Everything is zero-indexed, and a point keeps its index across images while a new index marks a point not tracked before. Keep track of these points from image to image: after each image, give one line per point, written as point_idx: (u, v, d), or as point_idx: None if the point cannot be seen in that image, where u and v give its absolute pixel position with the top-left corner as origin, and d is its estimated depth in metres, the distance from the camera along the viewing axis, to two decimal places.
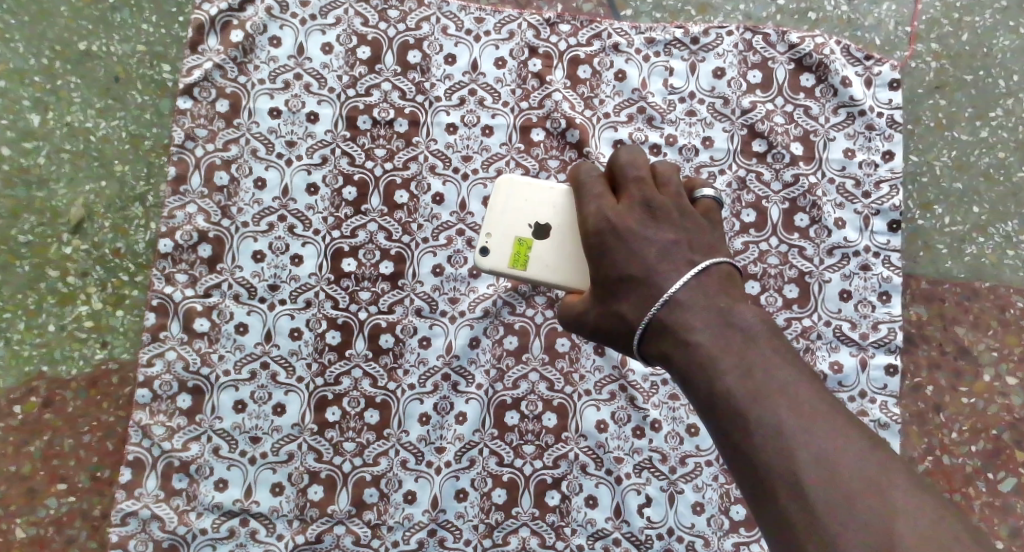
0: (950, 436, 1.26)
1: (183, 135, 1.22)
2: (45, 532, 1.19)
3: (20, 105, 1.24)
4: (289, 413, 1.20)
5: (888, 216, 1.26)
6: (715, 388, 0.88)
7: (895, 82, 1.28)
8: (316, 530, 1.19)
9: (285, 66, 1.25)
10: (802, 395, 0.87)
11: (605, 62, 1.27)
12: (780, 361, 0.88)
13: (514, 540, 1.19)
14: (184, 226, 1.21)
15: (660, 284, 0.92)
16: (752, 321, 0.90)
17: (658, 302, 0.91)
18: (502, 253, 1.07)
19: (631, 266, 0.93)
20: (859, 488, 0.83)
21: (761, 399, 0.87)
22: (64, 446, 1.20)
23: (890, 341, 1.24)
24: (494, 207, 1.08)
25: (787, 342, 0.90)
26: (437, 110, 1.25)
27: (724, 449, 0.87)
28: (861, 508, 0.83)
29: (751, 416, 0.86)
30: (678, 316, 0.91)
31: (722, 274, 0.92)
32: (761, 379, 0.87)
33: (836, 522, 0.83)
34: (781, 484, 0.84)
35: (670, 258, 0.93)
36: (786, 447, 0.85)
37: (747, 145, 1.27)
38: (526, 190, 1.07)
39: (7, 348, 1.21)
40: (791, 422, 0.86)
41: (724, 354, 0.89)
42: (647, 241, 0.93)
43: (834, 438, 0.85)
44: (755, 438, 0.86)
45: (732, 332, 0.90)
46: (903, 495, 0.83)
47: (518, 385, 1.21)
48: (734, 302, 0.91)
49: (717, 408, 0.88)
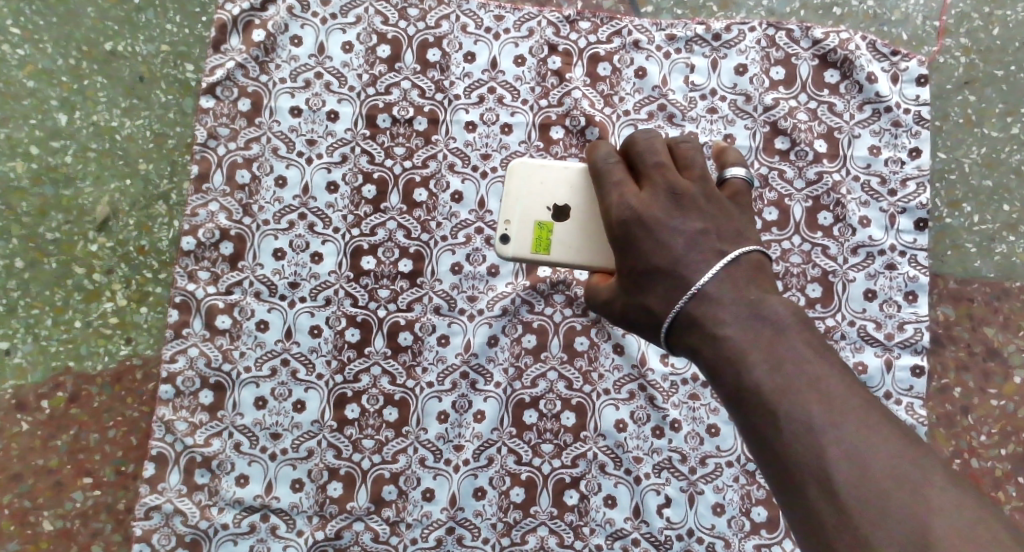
0: (978, 439, 1.24)
1: (205, 134, 1.24)
2: (71, 525, 1.21)
3: (48, 105, 1.26)
4: (309, 410, 1.21)
5: (915, 214, 1.24)
6: (743, 382, 0.87)
7: (922, 78, 1.26)
8: (336, 527, 1.19)
9: (306, 65, 1.25)
10: (833, 389, 0.85)
11: (625, 59, 1.27)
12: (811, 354, 0.87)
13: (533, 539, 1.19)
14: (206, 224, 1.22)
15: (687, 276, 0.91)
16: (782, 312, 0.89)
17: (685, 294, 0.91)
18: (524, 239, 1.07)
19: (657, 257, 0.92)
20: (891, 486, 0.82)
21: (790, 393, 0.86)
22: (90, 440, 1.22)
23: (916, 342, 1.22)
24: (510, 193, 1.08)
25: (818, 334, 0.89)
26: (456, 109, 1.25)
27: (754, 444, 0.87)
28: (895, 506, 0.81)
29: (780, 411, 0.85)
30: (705, 308, 0.90)
31: (751, 264, 0.91)
32: (791, 372, 0.86)
33: (868, 520, 0.81)
34: (811, 481, 0.83)
35: (697, 248, 0.92)
36: (816, 443, 0.84)
37: (770, 143, 1.25)
38: (540, 174, 1.07)
39: (35, 344, 1.23)
40: (822, 417, 0.84)
41: (753, 347, 0.88)
42: (673, 231, 0.92)
43: (867, 434, 0.84)
44: (784, 434, 0.85)
45: (761, 325, 0.89)
46: (939, 493, 0.82)
47: (537, 384, 1.21)
48: (764, 294, 0.90)
49: (745, 402, 0.87)
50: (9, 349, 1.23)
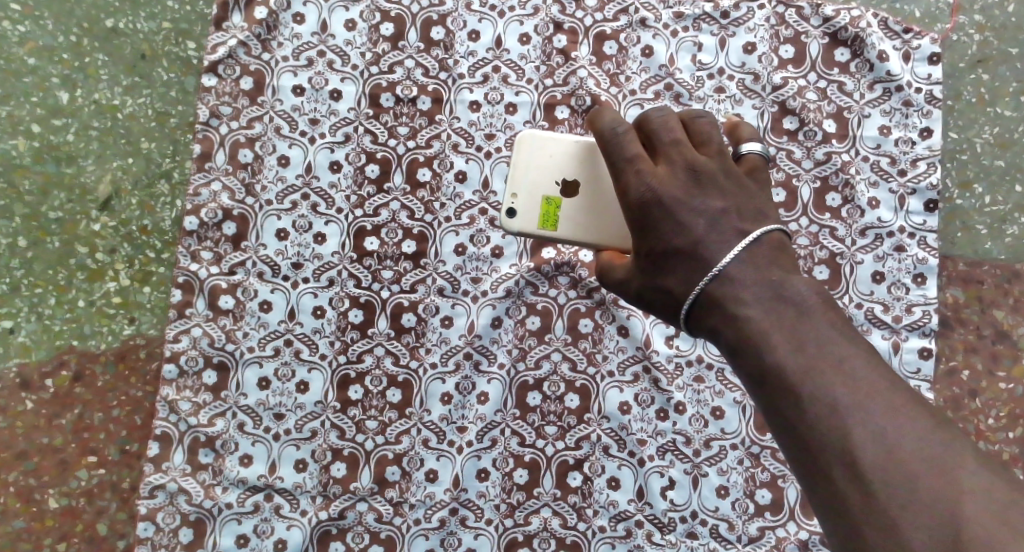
0: (986, 422, 1.23)
1: (207, 113, 1.23)
2: (76, 503, 1.21)
3: (50, 83, 1.25)
4: (312, 390, 1.21)
5: (925, 195, 1.22)
6: (766, 364, 0.86)
7: (935, 56, 1.24)
8: (339, 507, 1.19)
9: (309, 43, 1.24)
10: (858, 370, 0.84)
11: (631, 37, 1.25)
12: (835, 335, 0.86)
13: (536, 520, 1.19)
14: (208, 204, 1.22)
15: (709, 257, 0.90)
16: (805, 292, 0.88)
17: (706, 275, 0.89)
18: (530, 214, 1.06)
19: (678, 239, 0.91)
20: (919, 468, 0.81)
21: (814, 374, 0.84)
22: (94, 419, 1.22)
23: (925, 325, 1.21)
24: (517, 166, 1.08)
25: (842, 315, 0.88)
26: (460, 88, 1.24)
27: (777, 426, 0.85)
28: (924, 490, 0.80)
29: (805, 392, 0.84)
30: (727, 289, 0.89)
31: (773, 244, 0.90)
32: (815, 354, 0.85)
33: (896, 504, 0.80)
34: (835, 463, 0.82)
35: (719, 228, 0.90)
36: (842, 425, 0.82)
37: (778, 123, 1.24)
38: (548, 147, 1.07)
39: (39, 322, 1.23)
40: (847, 399, 0.83)
41: (775, 329, 0.87)
42: (695, 212, 0.91)
43: (893, 415, 0.82)
44: (808, 416, 0.83)
45: (784, 305, 0.88)
46: (969, 476, 0.80)
47: (540, 366, 1.21)
48: (786, 275, 0.89)
49: (768, 385, 0.86)
50: (13, 328, 1.23)
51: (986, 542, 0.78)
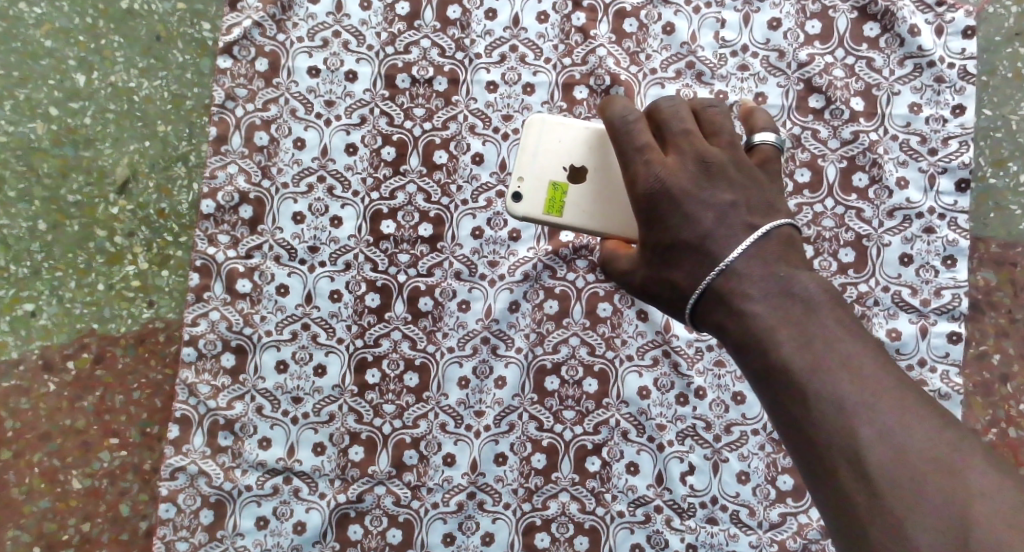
0: (1017, 408, 1.19)
1: (223, 95, 1.22)
2: (99, 484, 1.22)
3: (66, 65, 1.25)
4: (329, 374, 1.20)
5: (956, 175, 1.19)
6: (772, 361, 0.84)
7: (969, 30, 1.19)
8: (357, 490, 1.19)
9: (324, 24, 1.23)
10: (866, 367, 0.82)
11: (652, 14, 1.22)
12: (843, 332, 0.84)
13: (554, 505, 1.18)
14: (225, 187, 1.21)
15: (716, 252, 0.87)
16: (814, 288, 0.85)
17: (713, 270, 0.87)
18: (536, 198, 1.04)
19: (686, 233, 0.88)
20: (927, 468, 0.78)
21: (821, 370, 0.82)
22: (115, 401, 1.23)
23: (954, 308, 1.18)
24: (525, 148, 1.05)
25: (852, 312, 0.85)
26: (477, 68, 1.22)
27: (783, 424, 0.83)
28: (932, 491, 0.78)
29: (811, 391, 0.82)
30: (733, 284, 0.86)
31: (783, 238, 0.88)
32: (822, 351, 0.83)
33: (903, 505, 0.78)
34: (841, 463, 0.80)
35: (728, 222, 0.88)
36: (848, 424, 0.80)
37: (803, 101, 1.20)
38: (558, 132, 1.04)
39: (59, 305, 1.23)
40: (854, 397, 0.81)
41: (782, 325, 0.85)
42: (704, 205, 0.88)
43: (901, 413, 0.80)
44: (814, 414, 0.81)
45: (792, 301, 0.85)
46: (978, 477, 0.78)
47: (558, 350, 1.19)
48: (795, 270, 0.86)
49: (774, 382, 0.84)
50: (34, 311, 1.23)
51: (994, 545, 0.76)
